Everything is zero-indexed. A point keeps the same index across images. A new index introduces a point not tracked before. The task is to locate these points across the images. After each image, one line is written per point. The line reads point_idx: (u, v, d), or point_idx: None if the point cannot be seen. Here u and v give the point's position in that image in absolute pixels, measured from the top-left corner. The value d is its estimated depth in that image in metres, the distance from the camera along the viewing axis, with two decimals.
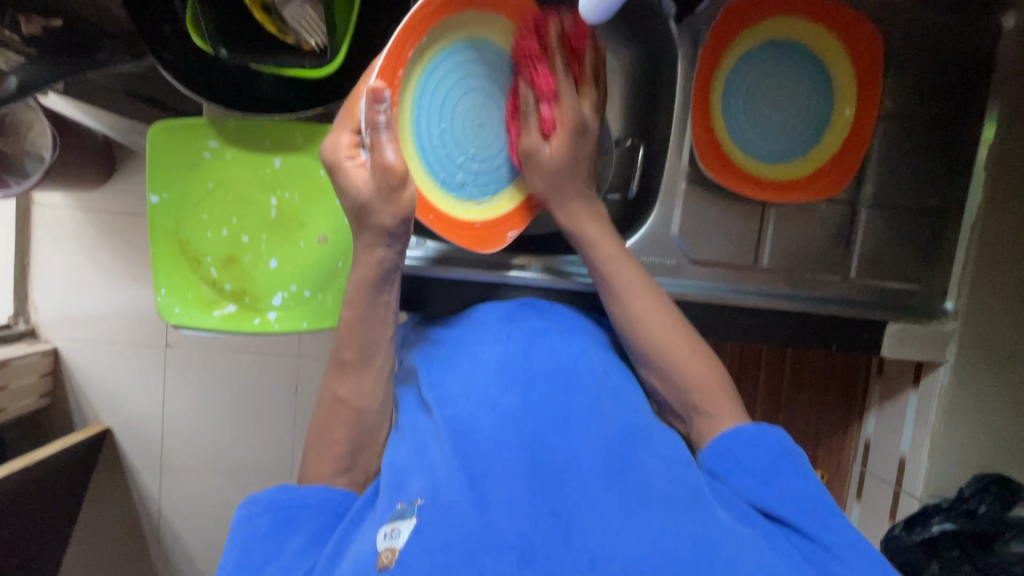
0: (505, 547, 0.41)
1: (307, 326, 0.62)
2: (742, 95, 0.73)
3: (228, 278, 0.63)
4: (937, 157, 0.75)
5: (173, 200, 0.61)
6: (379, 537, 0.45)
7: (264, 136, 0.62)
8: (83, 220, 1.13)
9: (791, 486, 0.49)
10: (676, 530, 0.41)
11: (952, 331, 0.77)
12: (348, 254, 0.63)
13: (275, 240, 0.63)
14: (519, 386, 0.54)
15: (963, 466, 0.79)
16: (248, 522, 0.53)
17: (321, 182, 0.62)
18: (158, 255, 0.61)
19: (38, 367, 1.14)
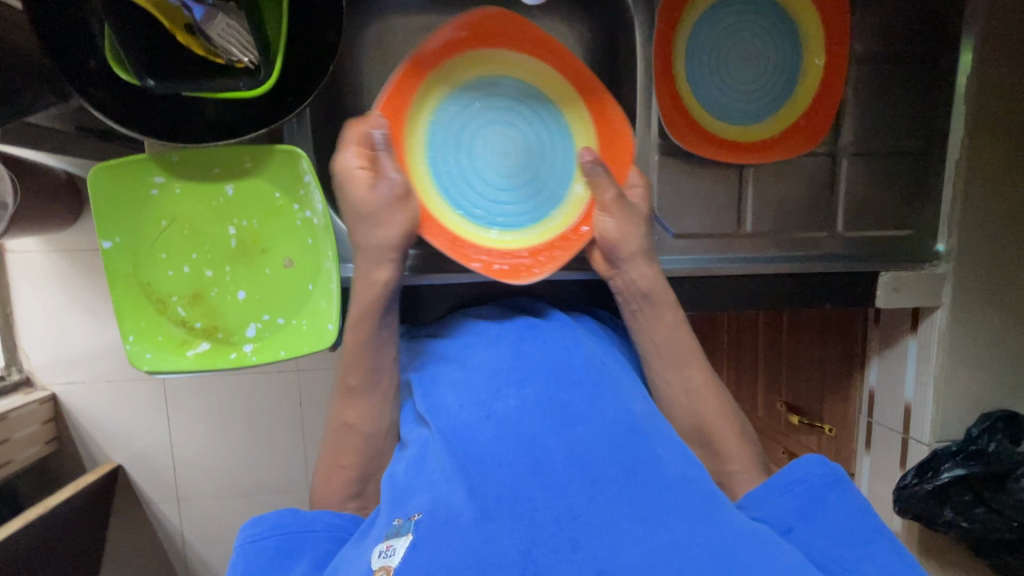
0: (508, 564, 0.37)
1: (286, 354, 0.60)
2: (706, 57, 0.70)
3: (197, 315, 0.60)
4: (914, 97, 0.73)
5: (127, 242, 0.58)
6: (374, 555, 0.41)
7: (212, 165, 0.59)
8: (59, 263, 1.10)
9: (831, 520, 0.45)
10: (690, 540, 0.39)
11: (945, 273, 0.75)
12: (318, 276, 0.61)
13: (240, 270, 0.61)
14: (514, 388, 0.53)
15: (968, 406, 0.78)
16: (251, 548, 0.50)
17: (278, 205, 0.60)
18: (121, 301, 0.59)
19: (39, 415, 1.12)
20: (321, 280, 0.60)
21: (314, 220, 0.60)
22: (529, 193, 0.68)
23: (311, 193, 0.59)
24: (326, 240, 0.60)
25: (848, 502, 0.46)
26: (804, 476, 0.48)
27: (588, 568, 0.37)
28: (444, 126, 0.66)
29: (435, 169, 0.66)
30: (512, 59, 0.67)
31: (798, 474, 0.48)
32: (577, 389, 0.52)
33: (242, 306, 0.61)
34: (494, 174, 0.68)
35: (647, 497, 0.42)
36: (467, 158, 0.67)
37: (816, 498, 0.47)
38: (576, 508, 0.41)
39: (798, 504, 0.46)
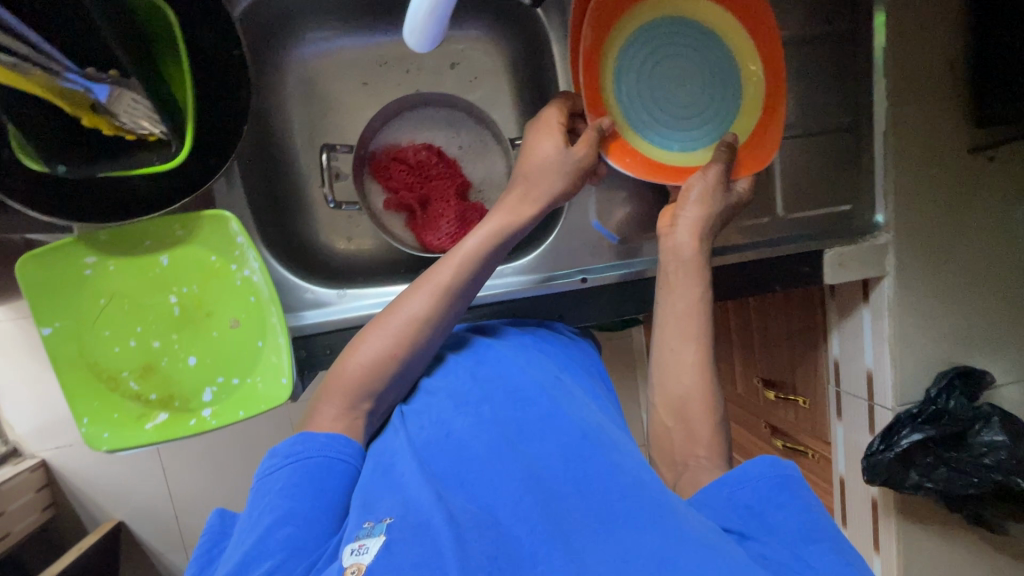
0: (475, 569, 0.37)
1: (245, 414, 0.60)
2: (640, 67, 0.68)
3: (150, 387, 0.60)
4: (834, 74, 0.74)
5: (68, 326, 0.58)
6: (344, 554, 0.39)
7: (141, 239, 0.59)
8: (29, 332, 1.09)
9: (781, 518, 0.44)
10: (641, 551, 0.37)
11: (887, 243, 0.77)
12: (266, 332, 0.61)
13: (185, 336, 0.61)
14: (471, 407, 0.52)
15: (926, 367, 0.80)
16: (264, 481, 0.49)
17: (215, 268, 0.60)
18: (72, 385, 0.59)
19: (32, 483, 1.11)
20: (269, 336, 0.61)
21: (253, 277, 0.60)
22: (706, 115, 0.69)
23: (247, 251, 0.59)
24: (269, 295, 0.60)
25: (800, 505, 0.45)
26: (753, 474, 0.47)
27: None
28: (654, 83, 0.68)
29: (635, 115, 0.68)
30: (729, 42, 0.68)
31: (749, 475, 0.47)
32: (534, 405, 0.52)
33: (194, 370, 0.61)
34: (666, 121, 0.69)
35: (607, 508, 0.41)
36: (686, 99, 0.69)
37: (768, 499, 0.46)
38: (538, 519, 0.40)
39: (745, 504, 0.46)
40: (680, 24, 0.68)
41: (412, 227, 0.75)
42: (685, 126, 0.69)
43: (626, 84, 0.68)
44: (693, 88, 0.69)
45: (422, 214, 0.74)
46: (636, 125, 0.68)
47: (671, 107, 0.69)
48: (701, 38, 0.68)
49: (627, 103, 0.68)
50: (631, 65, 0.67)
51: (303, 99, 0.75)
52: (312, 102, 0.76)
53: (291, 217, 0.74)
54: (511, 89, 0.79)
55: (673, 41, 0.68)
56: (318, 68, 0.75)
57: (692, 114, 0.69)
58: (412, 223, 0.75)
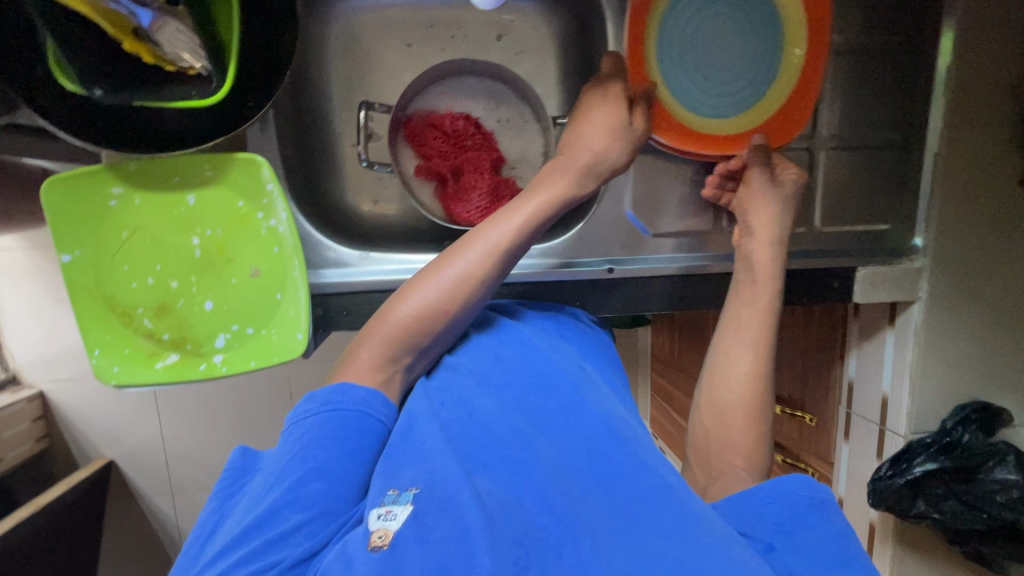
0: (501, 548, 0.36)
1: (256, 365, 0.59)
2: (685, 32, 0.65)
3: (165, 327, 0.59)
4: (892, 87, 0.72)
5: (87, 255, 0.57)
6: (372, 518, 0.39)
7: (171, 174, 0.57)
8: (37, 262, 1.08)
9: (810, 542, 0.44)
10: (665, 552, 0.36)
11: (923, 267, 0.75)
12: (286, 285, 0.60)
13: (204, 280, 0.60)
14: (494, 389, 0.51)
15: (945, 398, 0.79)
16: (297, 425, 0.48)
17: (243, 214, 0.59)
18: (85, 316, 0.58)
19: (27, 414, 1.11)
20: (289, 289, 0.59)
21: (280, 228, 0.59)
22: (745, 86, 0.66)
23: (276, 201, 0.58)
24: (293, 249, 0.59)
25: (830, 529, 0.45)
26: (786, 491, 0.47)
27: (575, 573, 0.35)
28: (697, 50, 0.66)
29: (672, 80, 0.66)
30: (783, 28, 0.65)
31: (782, 491, 0.47)
32: (559, 393, 0.51)
33: (210, 316, 0.60)
34: (702, 86, 0.66)
35: (630, 505, 0.40)
36: (729, 65, 0.66)
37: (799, 519, 0.45)
38: (565, 504, 0.39)
39: (777, 527, 0.45)
40: None
41: (443, 197, 0.73)
42: (722, 94, 0.67)
43: (671, 36, 0.65)
44: (737, 56, 0.66)
45: (455, 185, 0.72)
46: (670, 83, 0.66)
47: (710, 72, 0.66)
48: (761, 6, 0.65)
49: (666, 56, 0.65)
50: (682, 19, 0.65)
51: (343, 53, 0.73)
52: (351, 57, 0.73)
53: (319, 173, 0.72)
54: (556, 66, 0.76)
55: (731, 3, 0.65)
56: (361, 23, 0.73)
57: (730, 83, 0.66)
58: (445, 193, 0.73)
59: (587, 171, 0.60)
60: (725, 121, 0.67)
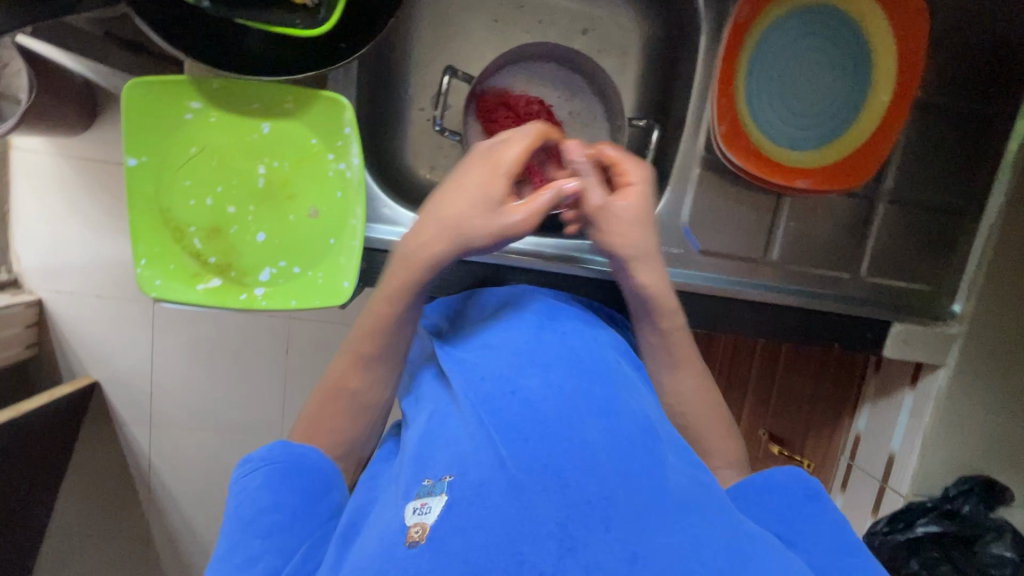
0: (545, 534, 0.36)
1: (296, 304, 0.59)
2: (774, 62, 0.66)
3: (213, 250, 0.59)
4: (963, 153, 0.71)
5: (153, 162, 0.57)
6: (407, 512, 0.39)
7: (251, 99, 0.57)
8: (65, 167, 1.06)
9: (812, 531, 0.46)
10: (711, 544, 0.37)
11: (956, 335, 0.76)
12: (341, 230, 0.60)
13: (262, 210, 0.59)
14: (535, 363, 0.50)
15: (952, 467, 0.79)
16: (240, 482, 0.50)
17: (314, 152, 0.59)
18: (138, 224, 0.57)
19: (22, 318, 1.09)
20: (343, 234, 0.59)
21: (347, 172, 0.58)
22: (821, 125, 0.68)
23: (349, 144, 0.58)
24: (356, 196, 0.58)
25: (831, 521, 0.47)
26: (781, 483, 0.51)
27: (621, 556, 0.35)
28: (782, 82, 0.67)
29: (755, 105, 0.67)
30: (870, 77, 0.66)
31: (774, 483, 0.51)
32: (602, 377, 0.50)
33: (261, 247, 0.60)
34: (780, 117, 0.67)
35: (676, 493, 0.40)
36: (808, 102, 0.67)
37: (800, 511, 0.48)
38: (610, 489, 0.39)
39: (780, 512, 0.48)
40: (832, 32, 0.66)
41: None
42: (797, 128, 0.68)
43: (763, 59, 0.66)
44: (818, 95, 0.67)
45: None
46: (752, 108, 0.66)
47: (793, 102, 0.67)
48: (855, 50, 0.66)
49: (755, 77, 0.66)
50: (777, 46, 0.66)
51: (429, 16, 0.73)
52: (435, 19, 0.73)
53: (384, 130, 0.72)
54: (636, 70, 0.76)
55: (823, 43, 0.66)
56: None
57: (807, 120, 0.68)
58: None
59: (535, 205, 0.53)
60: (798, 154, 0.67)
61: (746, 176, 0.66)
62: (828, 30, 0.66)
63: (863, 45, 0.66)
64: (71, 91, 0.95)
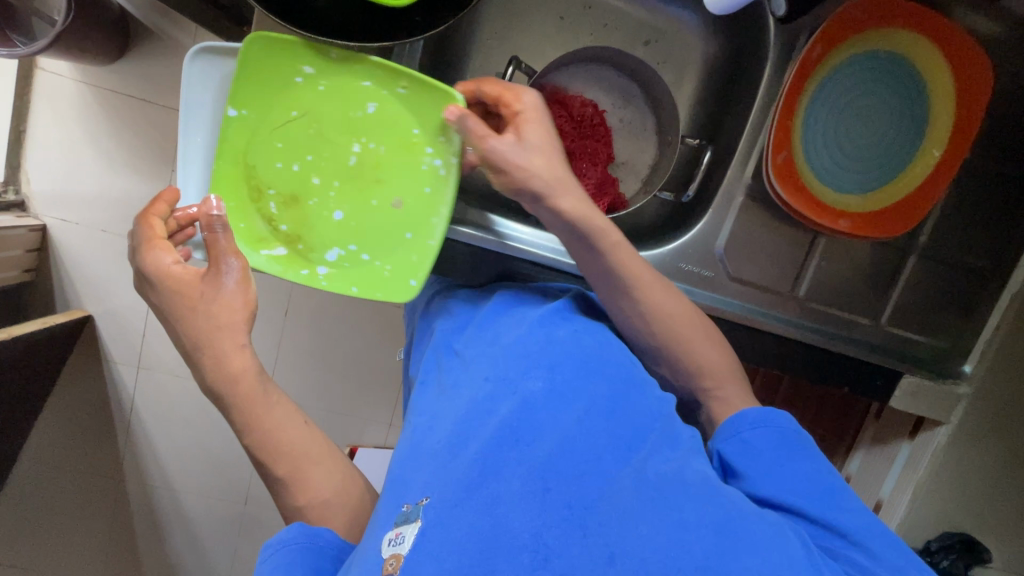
0: (519, 547, 0.39)
1: (358, 291, 0.60)
2: (834, 102, 0.66)
3: (286, 218, 0.60)
4: (999, 219, 0.72)
5: (251, 118, 0.56)
6: (384, 543, 0.42)
7: (365, 77, 0.56)
8: (89, 96, 1.05)
9: (801, 469, 0.49)
10: (695, 532, 0.41)
11: (963, 395, 0.77)
12: (418, 228, 0.60)
13: (345, 189, 0.60)
14: (540, 365, 0.53)
15: (937, 520, 0.81)
16: (255, 569, 0.47)
17: (413, 141, 0.59)
18: (220, 174, 0.57)
19: (25, 242, 1.08)
20: (421, 232, 0.60)
21: (438, 172, 0.59)
22: (872, 171, 0.68)
23: (454, 139, 0.58)
24: (443, 198, 0.59)
25: (820, 461, 0.50)
26: (776, 424, 0.52)
27: (599, 555, 0.39)
28: (840, 123, 0.67)
29: (810, 143, 0.67)
30: (928, 130, 0.66)
31: (774, 422, 0.52)
32: (602, 378, 0.53)
33: (335, 226, 0.61)
34: (832, 158, 0.68)
35: (660, 488, 0.44)
36: (863, 146, 0.68)
37: (793, 453, 0.50)
38: (587, 499, 0.42)
39: (773, 453, 0.50)
40: (898, 79, 0.66)
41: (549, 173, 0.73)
42: (847, 171, 0.68)
43: (825, 97, 0.66)
44: (874, 141, 0.67)
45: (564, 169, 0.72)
46: (806, 145, 0.67)
47: (846, 144, 0.68)
48: (915, 100, 0.66)
49: (814, 114, 0.66)
50: (840, 85, 0.66)
51: None
52: (502, 6, 0.71)
53: None
54: (692, 89, 0.76)
55: (887, 90, 0.66)
56: None
57: (859, 164, 0.68)
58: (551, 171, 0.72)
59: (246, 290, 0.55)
60: (843, 196, 0.68)
61: (790, 211, 0.67)
62: (893, 76, 0.66)
63: (924, 98, 0.66)
64: (105, 18, 0.93)
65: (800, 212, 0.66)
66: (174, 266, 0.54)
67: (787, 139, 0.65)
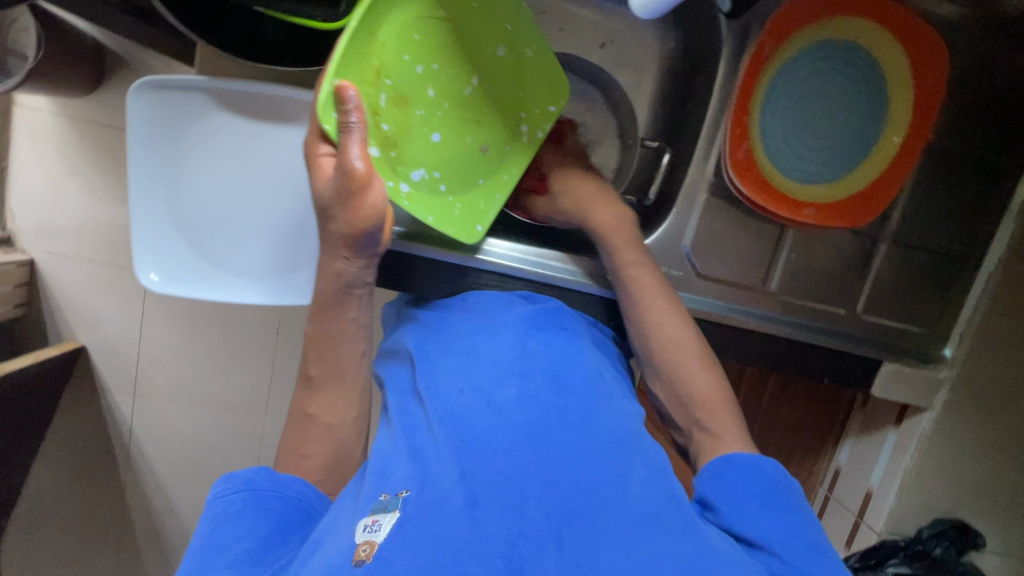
0: (493, 554, 0.37)
1: (433, 222, 0.61)
2: (791, 94, 0.66)
3: (389, 116, 0.57)
4: (971, 201, 0.71)
5: (401, 9, 0.55)
6: (358, 529, 0.41)
7: (503, 20, 0.61)
8: (68, 130, 1.05)
9: (780, 520, 0.47)
10: (668, 557, 0.39)
11: (945, 379, 0.76)
12: (491, 175, 0.65)
13: (452, 117, 0.62)
14: (517, 376, 0.52)
15: (927, 508, 0.80)
16: (219, 502, 0.49)
17: (514, 100, 0.64)
18: (355, 44, 0.52)
19: (14, 278, 1.08)
20: (496, 179, 0.65)
21: (524, 137, 0.66)
22: (835, 161, 0.67)
23: (547, 122, 0.66)
24: (520, 162, 0.66)
25: (801, 515, 0.48)
26: (767, 474, 0.50)
27: (571, 571, 0.37)
28: (799, 115, 0.66)
29: (769, 137, 0.66)
30: (889, 117, 0.66)
31: (760, 468, 0.51)
32: (579, 396, 0.52)
33: (431, 147, 0.61)
34: (793, 151, 0.67)
35: (636, 509, 0.42)
36: (824, 137, 0.67)
37: (780, 505, 0.48)
38: (566, 509, 0.41)
39: (755, 492, 0.49)
40: (855, 68, 0.65)
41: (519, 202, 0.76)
42: (810, 163, 0.67)
43: (782, 90, 0.65)
44: (835, 131, 0.67)
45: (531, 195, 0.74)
46: (766, 140, 0.66)
47: (807, 136, 0.67)
48: (874, 87, 0.65)
49: (771, 108, 0.66)
50: (796, 78, 0.65)
51: None
52: None
53: None
54: (653, 88, 0.76)
55: (844, 79, 0.65)
56: None
57: (822, 154, 0.67)
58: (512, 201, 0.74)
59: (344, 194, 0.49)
60: (807, 188, 0.67)
61: (753, 205, 0.66)
62: (850, 66, 0.65)
63: (881, 89, 0.65)
64: (77, 52, 0.93)
65: (762, 207, 0.66)
66: (354, 151, 0.48)
67: (745, 136, 0.65)
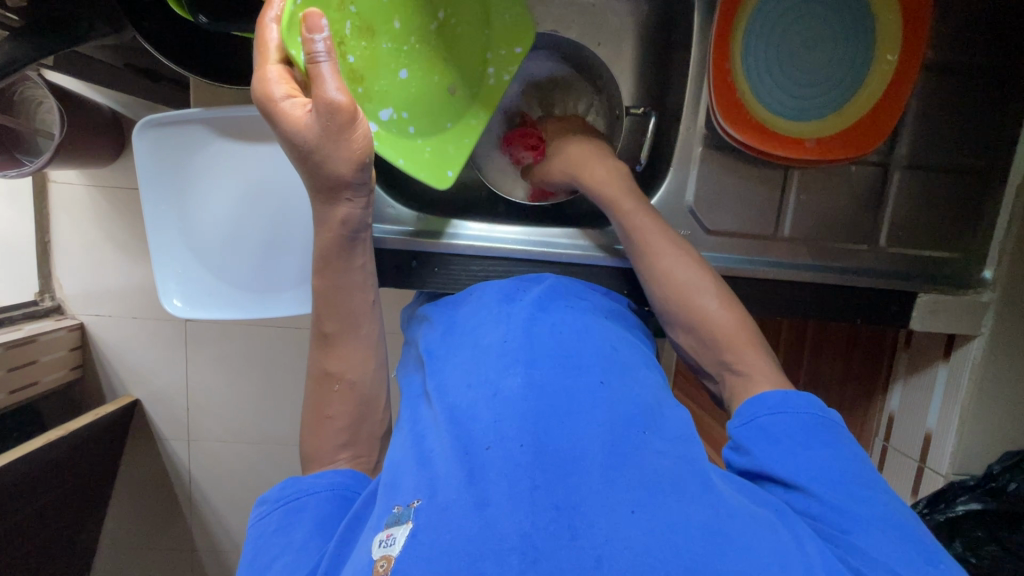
0: (507, 550, 0.36)
1: (404, 164, 0.61)
2: (768, 34, 0.65)
3: (353, 50, 0.57)
4: (986, 111, 0.67)
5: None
6: (374, 545, 0.40)
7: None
8: (99, 198, 1.11)
9: (818, 456, 0.47)
10: (687, 524, 0.38)
11: (989, 302, 0.72)
12: (457, 119, 0.68)
13: (417, 55, 0.63)
14: (521, 365, 0.51)
15: (991, 442, 0.76)
16: (257, 525, 0.51)
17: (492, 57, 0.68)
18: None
19: (66, 342, 1.15)
20: (463, 125, 0.68)
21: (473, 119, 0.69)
22: (827, 94, 0.66)
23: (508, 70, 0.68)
24: (468, 131, 0.68)
25: (841, 448, 0.48)
26: (797, 410, 0.50)
27: (586, 558, 0.36)
28: (781, 53, 0.65)
29: (754, 80, 0.65)
30: (876, 36, 0.64)
31: (790, 405, 0.50)
32: (584, 376, 0.51)
33: (397, 86, 0.62)
34: (781, 91, 0.66)
35: (653, 484, 0.41)
36: (811, 71, 0.66)
37: (813, 440, 0.48)
38: (574, 498, 0.40)
39: (795, 431, 0.49)
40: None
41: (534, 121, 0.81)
42: (801, 100, 0.66)
43: (758, 31, 0.64)
44: (823, 62, 0.65)
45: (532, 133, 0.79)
46: (751, 84, 0.65)
47: (794, 73, 0.66)
48: (853, 12, 0.64)
49: (752, 52, 0.65)
50: (772, 18, 0.64)
51: None
52: None
53: None
54: (633, 58, 0.76)
55: (822, 9, 0.64)
56: None
57: (813, 89, 0.66)
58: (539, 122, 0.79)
59: (328, 133, 0.47)
60: (804, 125, 0.66)
61: (747, 149, 0.65)
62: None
63: (864, 12, 0.64)
64: (99, 123, 1.00)
65: (762, 147, 0.64)
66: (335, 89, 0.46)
67: (725, 82, 0.64)
